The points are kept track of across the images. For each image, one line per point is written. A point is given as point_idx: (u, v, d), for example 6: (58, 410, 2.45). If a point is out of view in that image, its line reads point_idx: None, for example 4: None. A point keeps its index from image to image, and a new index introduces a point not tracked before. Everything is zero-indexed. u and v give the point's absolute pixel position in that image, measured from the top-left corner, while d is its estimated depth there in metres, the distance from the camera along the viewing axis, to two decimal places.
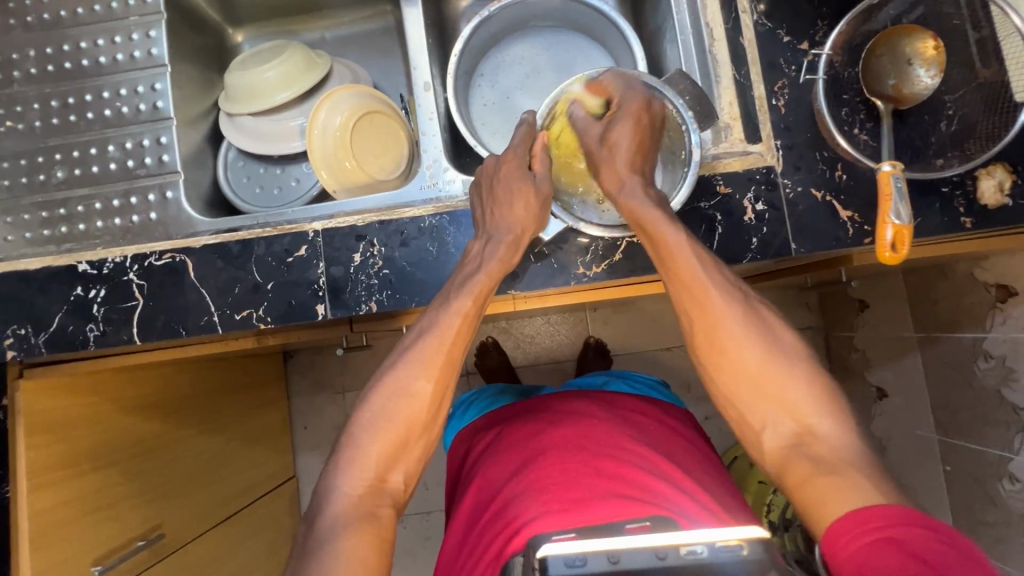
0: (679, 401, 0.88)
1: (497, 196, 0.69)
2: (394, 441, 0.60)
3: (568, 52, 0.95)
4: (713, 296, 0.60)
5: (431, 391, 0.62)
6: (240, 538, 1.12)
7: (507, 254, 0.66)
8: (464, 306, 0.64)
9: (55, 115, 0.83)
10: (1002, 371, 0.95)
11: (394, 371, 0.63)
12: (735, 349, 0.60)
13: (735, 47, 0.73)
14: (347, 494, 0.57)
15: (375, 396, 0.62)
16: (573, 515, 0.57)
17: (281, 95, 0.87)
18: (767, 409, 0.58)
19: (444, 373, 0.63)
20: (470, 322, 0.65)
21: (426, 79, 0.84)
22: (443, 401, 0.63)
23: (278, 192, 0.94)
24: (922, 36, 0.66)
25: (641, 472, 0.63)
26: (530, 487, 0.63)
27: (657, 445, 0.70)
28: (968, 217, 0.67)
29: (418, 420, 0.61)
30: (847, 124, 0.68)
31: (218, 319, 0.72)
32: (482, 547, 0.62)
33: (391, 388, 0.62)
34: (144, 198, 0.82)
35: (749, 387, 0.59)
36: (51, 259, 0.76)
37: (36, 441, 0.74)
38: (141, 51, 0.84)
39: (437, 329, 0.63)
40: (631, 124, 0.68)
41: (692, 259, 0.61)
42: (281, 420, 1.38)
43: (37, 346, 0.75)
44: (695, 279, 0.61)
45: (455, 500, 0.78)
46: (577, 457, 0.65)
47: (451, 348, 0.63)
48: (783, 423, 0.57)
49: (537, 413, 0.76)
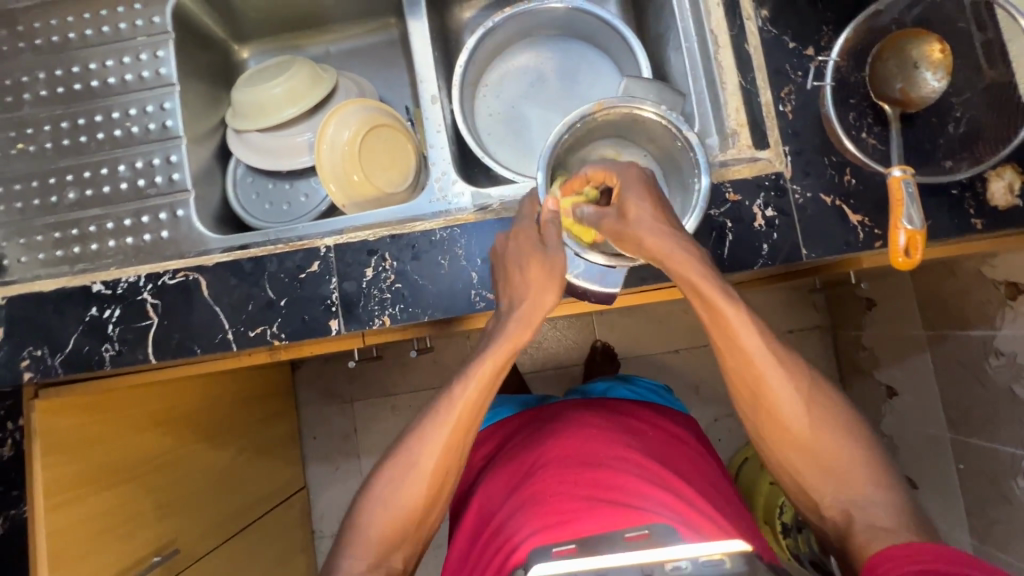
0: (684, 411, 0.86)
1: (512, 277, 0.64)
2: (401, 523, 0.62)
3: (573, 62, 0.95)
4: (754, 351, 0.60)
5: (434, 470, 0.63)
6: (254, 550, 1.13)
7: (523, 328, 0.63)
8: (474, 388, 0.63)
9: (66, 137, 0.84)
10: (1014, 368, 0.95)
11: (406, 451, 0.63)
12: (800, 423, 0.62)
13: (740, 54, 0.73)
14: (355, 569, 0.60)
15: (389, 475, 0.63)
16: (569, 527, 0.57)
17: (289, 111, 0.88)
18: (819, 475, 0.61)
19: (448, 456, 0.63)
20: (482, 398, 0.64)
21: (432, 91, 0.84)
22: (444, 480, 0.64)
23: (287, 207, 0.94)
24: (928, 40, 0.65)
25: (642, 482, 0.63)
26: (527, 501, 0.63)
27: (664, 457, 0.70)
28: (979, 218, 0.67)
29: (421, 503, 0.63)
30: (855, 129, 0.69)
31: (232, 336, 0.72)
32: (483, 562, 0.62)
33: (401, 465, 0.63)
34: (156, 216, 0.82)
35: (800, 453, 0.62)
36: (66, 280, 0.76)
37: (52, 461, 0.74)
38: (150, 70, 0.85)
39: (447, 417, 0.63)
40: (642, 194, 0.59)
41: (758, 337, 0.60)
42: (291, 432, 1.38)
43: (53, 367, 0.75)
44: (755, 353, 0.60)
45: (459, 514, 0.78)
46: (573, 470, 0.65)
47: (460, 440, 0.64)
48: (837, 490, 0.60)
49: (540, 425, 0.76)
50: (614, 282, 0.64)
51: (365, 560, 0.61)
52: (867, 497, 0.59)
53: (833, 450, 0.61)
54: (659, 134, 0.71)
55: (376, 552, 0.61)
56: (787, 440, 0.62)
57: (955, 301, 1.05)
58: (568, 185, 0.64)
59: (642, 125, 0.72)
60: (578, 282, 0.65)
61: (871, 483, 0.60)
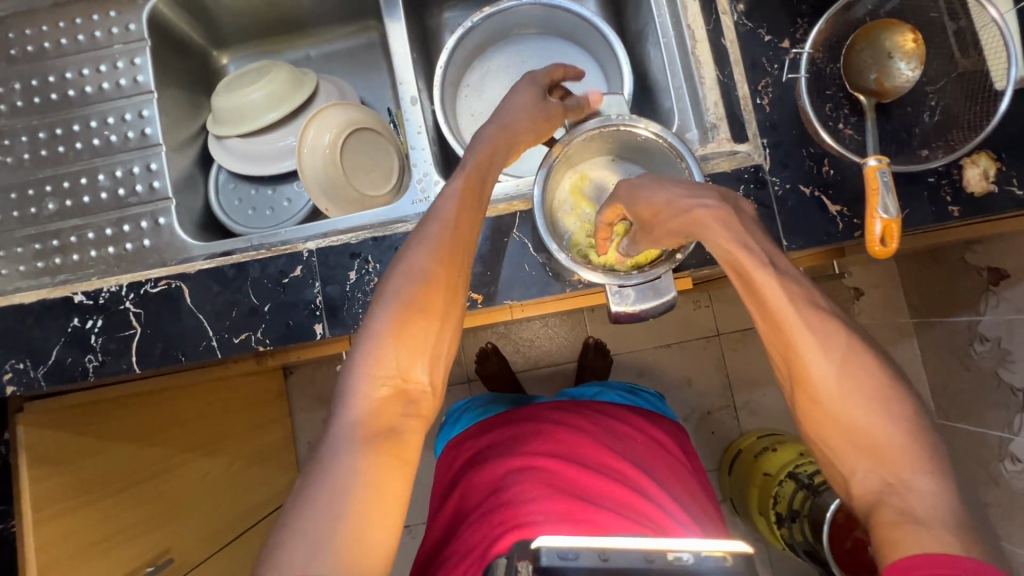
0: (673, 417, 0.86)
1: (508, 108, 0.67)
2: (421, 321, 0.51)
3: (554, 60, 0.96)
4: (773, 298, 0.52)
5: (446, 268, 0.54)
6: (248, 557, 1.13)
7: (504, 143, 0.65)
8: (467, 193, 0.58)
9: (44, 147, 0.83)
10: (999, 353, 0.96)
11: (405, 254, 0.54)
12: (829, 389, 0.50)
13: (717, 48, 0.74)
14: (365, 398, 0.48)
15: (389, 281, 0.53)
16: (586, 530, 0.59)
17: (270, 116, 0.88)
18: (853, 451, 0.49)
19: (457, 244, 0.56)
20: (474, 209, 0.58)
21: (413, 93, 0.84)
22: (458, 291, 0.55)
23: (270, 213, 0.94)
24: (900, 30, 0.67)
25: (620, 491, 0.64)
26: (514, 497, 0.63)
27: (646, 463, 0.71)
28: (955, 205, 0.67)
29: (438, 298, 0.53)
30: (832, 120, 0.69)
31: (216, 343, 0.72)
32: (466, 548, 0.63)
33: (406, 260, 0.54)
34: (137, 225, 0.82)
35: (821, 417, 0.50)
36: (47, 293, 0.76)
37: (40, 474, 0.73)
38: (127, 78, 0.85)
39: (449, 207, 0.57)
40: (648, 190, 0.61)
41: (764, 270, 0.52)
42: (283, 437, 1.37)
43: (37, 380, 0.75)
44: (767, 289, 0.52)
45: (438, 507, 0.78)
46: (562, 471, 0.66)
47: (466, 225, 0.57)
48: (873, 469, 0.48)
49: (521, 421, 0.75)
50: (666, 287, 0.67)
51: (378, 387, 0.49)
52: (910, 483, 0.46)
53: (870, 420, 0.48)
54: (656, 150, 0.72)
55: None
56: (815, 405, 0.50)
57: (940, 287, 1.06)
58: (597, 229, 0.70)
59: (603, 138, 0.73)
60: (638, 308, 0.67)
61: (919, 469, 0.46)
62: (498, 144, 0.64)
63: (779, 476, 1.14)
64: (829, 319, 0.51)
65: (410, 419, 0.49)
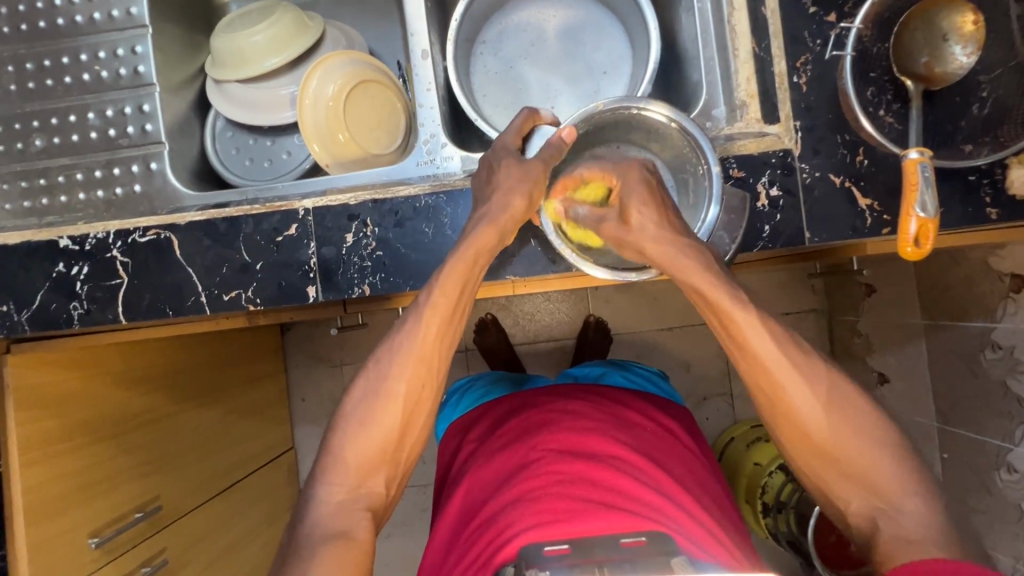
0: (677, 398, 0.87)
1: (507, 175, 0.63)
2: (379, 443, 0.58)
3: (578, 21, 0.89)
4: (761, 351, 0.55)
5: (407, 393, 0.59)
6: (238, 508, 1.14)
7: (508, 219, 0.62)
8: (445, 292, 0.60)
9: (31, 79, 0.79)
10: (1010, 362, 0.93)
11: (388, 354, 0.60)
12: (829, 431, 0.54)
13: (756, 17, 0.68)
14: (329, 492, 0.56)
15: (362, 390, 0.60)
16: (566, 526, 0.55)
17: (270, 61, 0.82)
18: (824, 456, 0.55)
19: (424, 370, 0.60)
20: (446, 319, 0.61)
21: (424, 46, 0.78)
22: (421, 402, 0.60)
23: (268, 165, 0.89)
24: (960, 9, 0.60)
25: (638, 484, 0.61)
26: (521, 493, 0.61)
27: (652, 449, 0.69)
28: (994, 207, 0.64)
29: (396, 429, 0.59)
30: (872, 105, 0.64)
31: (205, 299, 0.69)
32: (472, 552, 0.59)
33: (370, 386, 0.60)
34: (128, 169, 0.79)
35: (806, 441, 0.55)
36: (31, 234, 0.72)
37: (26, 417, 0.73)
38: (120, 10, 0.79)
39: (417, 334, 0.60)
40: (642, 196, 0.61)
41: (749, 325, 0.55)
42: (278, 394, 1.36)
43: (21, 324, 0.72)
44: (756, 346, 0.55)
45: (442, 501, 0.76)
46: (568, 462, 0.63)
47: (432, 353, 0.60)
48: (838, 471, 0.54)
49: (534, 409, 0.74)
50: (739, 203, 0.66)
51: (339, 492, 0.56)
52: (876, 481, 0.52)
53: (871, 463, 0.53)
54: (665, 139, 0.67)
55: (351, 480, 0.57)
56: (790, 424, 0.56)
57: (958, 290, 1.02)
58: (564, 183, 0.65)
59: (601, 125, 0.68)
60: (719, 231, 0.65)
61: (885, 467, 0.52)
62: (480, 248, 0.61)
63: (770, 467, 1.14)
64: (814, 359, 0.56)
65: (365, 516, 0.56)
